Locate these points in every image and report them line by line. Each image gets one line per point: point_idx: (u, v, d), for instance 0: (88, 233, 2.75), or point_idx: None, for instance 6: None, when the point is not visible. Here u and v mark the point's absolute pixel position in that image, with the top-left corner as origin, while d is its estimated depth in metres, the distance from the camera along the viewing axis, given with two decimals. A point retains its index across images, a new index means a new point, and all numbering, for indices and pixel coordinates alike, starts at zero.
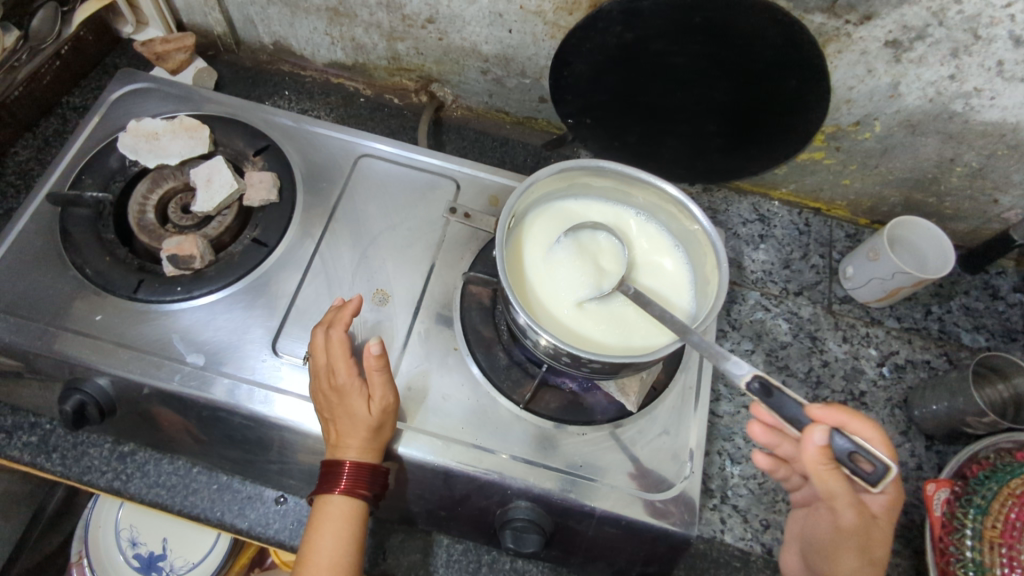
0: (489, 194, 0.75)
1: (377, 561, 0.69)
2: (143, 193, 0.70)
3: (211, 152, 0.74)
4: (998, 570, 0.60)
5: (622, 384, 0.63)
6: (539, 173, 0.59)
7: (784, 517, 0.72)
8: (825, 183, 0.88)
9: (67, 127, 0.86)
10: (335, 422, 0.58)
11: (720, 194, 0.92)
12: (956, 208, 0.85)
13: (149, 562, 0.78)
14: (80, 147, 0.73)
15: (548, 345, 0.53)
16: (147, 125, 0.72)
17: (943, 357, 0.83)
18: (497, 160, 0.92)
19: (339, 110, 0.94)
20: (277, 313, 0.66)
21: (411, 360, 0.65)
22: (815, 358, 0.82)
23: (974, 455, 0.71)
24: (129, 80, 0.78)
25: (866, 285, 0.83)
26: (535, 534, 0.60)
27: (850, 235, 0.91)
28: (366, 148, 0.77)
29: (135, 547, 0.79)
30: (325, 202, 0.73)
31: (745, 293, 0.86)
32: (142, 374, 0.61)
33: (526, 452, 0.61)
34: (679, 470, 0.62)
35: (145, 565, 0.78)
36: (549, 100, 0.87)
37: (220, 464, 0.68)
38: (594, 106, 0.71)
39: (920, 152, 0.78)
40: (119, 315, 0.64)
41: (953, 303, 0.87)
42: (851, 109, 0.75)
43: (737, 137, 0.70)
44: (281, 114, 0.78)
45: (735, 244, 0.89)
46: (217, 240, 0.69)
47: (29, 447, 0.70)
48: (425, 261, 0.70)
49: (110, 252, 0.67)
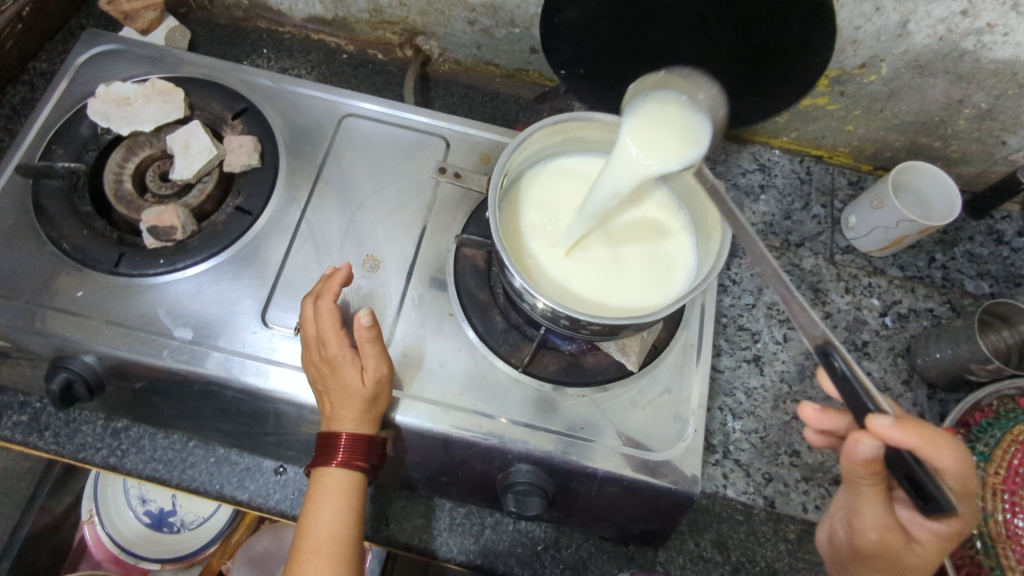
0: (480, 152, 0.72)
1: (380, 527, 0.69)
2: (119, 162, 0.67)
3: (187, 116, 0.70)
4: (1000, 515, 0.61)
5: (622, 345, 0.61)
6: (531, 128, 0.56)
7: (785, 470, 0.72)
8: (828, 130, 0.85)
9: (35, 94, 0.82)
10: (329, 394, 0.57)
11: (719, 144, 0.90)
12: (962, 151, 0.83)
13: (160, 518, 0.80)
14: (49, 115, 0.70)
15: (545, 308, 0.51)
16: (117, 90, 0.69)
17: (946, 305, 0.82)
18: (488, 116, 0.90)
19: (321, 68, 0.90)
20: (265, 282, 0.64)
21: (405, 327, 0.63)
22: (817, 310, 0.81)
23: (977, 402, 0.70)
24: (96, 42, 0.74)
25: (869, 234, 0.81)
26: (537, 497, 0.59)
27: (852, 183, 0.89)
28: (350, 107, 0.73)
29: (144, 503, 0.81)
30: (310, 164, 0.70)
31: (746, 246, 0.84)
32: (129, 351, 0.59)
33: (525, 416, 0.60)
34: (682, 429, 0.62)
35: (155, 521, 0.81)
36: (540, 50, 0.83)
37: (217, 437, 0.67)
38: (585, 55, 0.68)
39: (927, 94, 0.75)
40: (101, 290, 0.62)
41: (957, 250, 0.86)
42: (857, 50, 0.71)
43: (736, 84, 0.66)
44: (258, 74, 0.74)
45: (735, 196, 0.87)
46: (199, 209, 0.66)
47: (21, 427, 0.69)
48: (416, 224, 0.68)
49: (88, 226, 0.64)
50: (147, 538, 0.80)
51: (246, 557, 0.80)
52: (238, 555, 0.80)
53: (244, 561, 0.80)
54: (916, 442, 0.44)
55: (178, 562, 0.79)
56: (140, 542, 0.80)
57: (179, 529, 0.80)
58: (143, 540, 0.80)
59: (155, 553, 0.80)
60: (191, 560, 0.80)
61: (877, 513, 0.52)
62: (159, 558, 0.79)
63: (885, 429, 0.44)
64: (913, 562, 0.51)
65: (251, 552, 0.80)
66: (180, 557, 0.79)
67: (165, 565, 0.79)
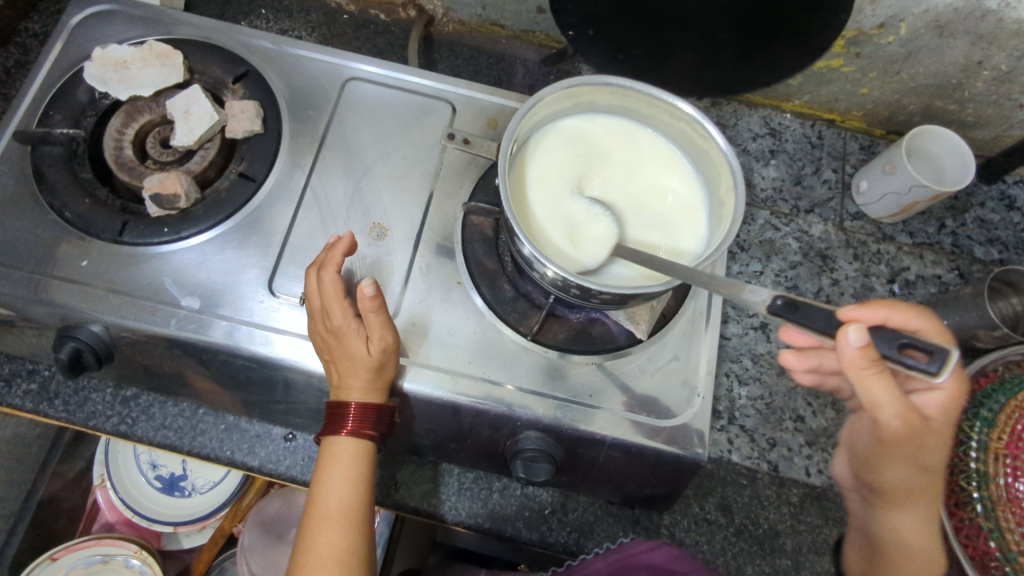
0: (486, 117, 0.70)
1: (389, 492, 0.70)
2: (118, 128, 0.66)
3: (187, 80, 0.68)
4: (1002, 479, 0.62)
5: (631, 313, 0.61)
6: (540, 92, 0.55)
7: (790, 435, 0.72)
8: (841, 93, 0.83)
9: (29, 57, 0.80)
10: (336, 364, 0.57)
11: (729, 108, 0.88)
12: (978, 115, 0.81)
13: (171, 483, 0.82)
14: (45, 79, 0.68)
15: (556, 277, 0.50)
16: (113, 52, 0.67)
17: (955, 271, 0.82)
18: (493, 79, 0.88)
19: (321, 29, 0.88)
20: (271, 251, 0.63)
21: (412, 296, 0.63)
22: (825, 277, 0.80)
23: (981, 367, 0.70)
24: (89, 2, 0.72)
25: (881, 200, 0.80)
26: (546, 463, 0.60)
27: (864, 148, 0.87)
28: (353, 70, 0.71)
29: (155, 468, 0.82)
30: (313, 130, 0.68)
31: (755, 213, 0.83)
32: (137, 320, 0.59)
33: (534, 384, 0.61)
34: (689, 396, 0.62)
35: (167, 486, 0.82)
36: (547, 10, 0.80)
37: (225, 404, 0.68)
38: (595, 16, 0.66)
39: (946, 55, 0.73)
40: (107, 259, 0.61)
41: (968, 216, 0.85)
42: (876, 9, 0.69)
43: (751, 45, 0.65)
44: (259, 36, 0.72)
45: (745, 161, 0.85)
46: (202, 176, 0.65)
47: (30, 395, 0.69)
48: (423, 191, 0.67)
49: (89, 194, 0.63)
50: (158, 502, 0.82)
51: (257, 520, 0.82)
52: (249, 519, 0.82)
53: (256, 524, 0.82)
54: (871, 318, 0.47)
55: (191, 524, 0.81)
56: (152, 506, 0.81)
57: (190, 493, 0.82)
58: (154, 505, 0.81)
59: (168, 516, 0.81)
60: (203, 523, 0.81)
61: (892, 402, 0.50)
62: (172, 521, 0.81)
63: (849, 310, 0.46)
64: (933, 440, 0.54)
65: (261, 516, 0.82)
66: (195, 520, 0.81)
67: (178, 527, 0.81)
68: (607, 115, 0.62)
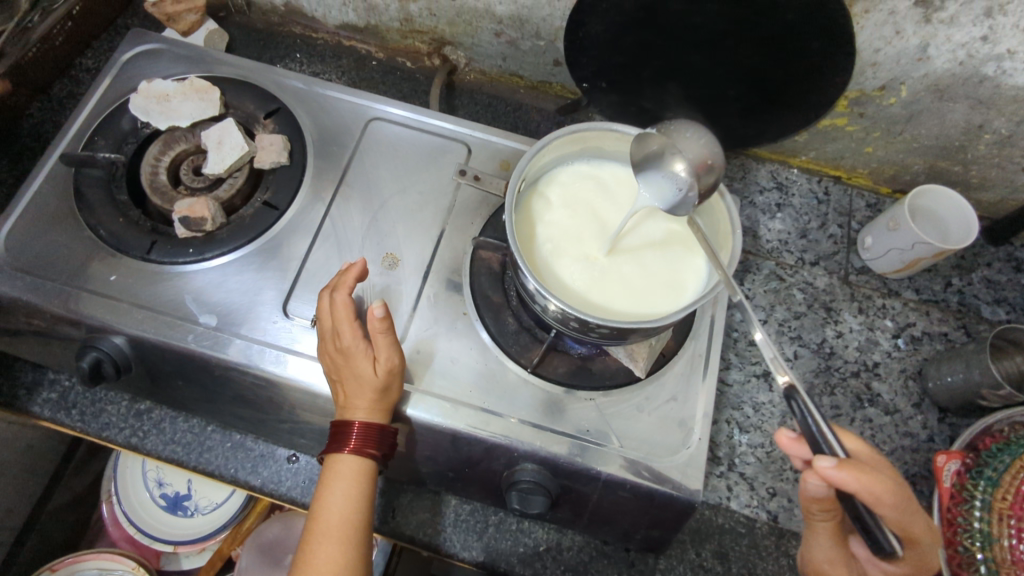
0: (500, 159, 0.74)
1: (387, 519, 0.70)
2: (156, 155, 0.70)
3: (222, 114, 0.73)
4: (1007, 541, 0.60)
5: (631, 350, 0.62)
6: (548, 136, 0.58)
7: (790, 485, 0.72)
8: (846, 151, 0.86)
9: (80, 89, 0.87)
10: (343, 384, 0.58)
11: (737, 161, 0.91)
12: (982, 177, 0.83)
13: (175, 501, 0.83)
14: (93, 108, 0.73)
15: (556, 309, 0.52)
16: (158, 86, 0.72)
17: (961, 329, 0.82)
18: (510, 126, 0.92)
19: (351, 73, 0.93)
20: (288, 275, 0.66)
21: (419, 325, 0.65)
22: (829, 329, 0.81)
23: (988, 428, 0.69)
24: (139, 41, 0.78)
25: (885, 255, 0.81)
26: (541, 495, 0.61)
27: (870, 205, 0.89)
28: (377, 111, 0.76)
29: (161, 486, 0.83)
30: (336, 164, 0.72)
31: (760, 263, 0.85)
32: (156, 334, 0.62)
33: (533, 416, 0.62)
34: (686, 437, 0.62)
35: (171, 504, 0.83)
36: (564, 63, 0.85)
37: (233, 422, 0.70)
38: (607, 69, 0.70)
39: (947, 118, 0.75)
40: (133, 276, 0.65)
41: (975, 276, 0.85)
42: (877, 72, 0.72)
43: (757, 101, 0.68)
44: (292, 77, 0.77)
45: (751, 213, 0.87)
46: (229, 202, 0.69)
47: (50, 403, 0.72)
48: (436, 226, 0.70)
49: (123, 214, 0.67)
50: (160, 521, 0.82)
51: (256, 544, 0.83)
52: (248, 542, 0.83)
53: (254, 547, 0.83)
54: (858, 489, 0.45)
55: (191, 545, 0.82)
56: (154, 525, 0.82)
57: (192, 513, 0.82)
58: (157, 523, 0.82)
59: (170, 534, 0.82)
60: (202, 544, 0.82)
61: (826, 549, 0.56)
62: (173, 540, 0.82)
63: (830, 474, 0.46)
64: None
65: (260, 539, 0.83)
66: (194, 540, 0.81)
67: (178, 546, 0.81)
68: (613, 161, 0.65)
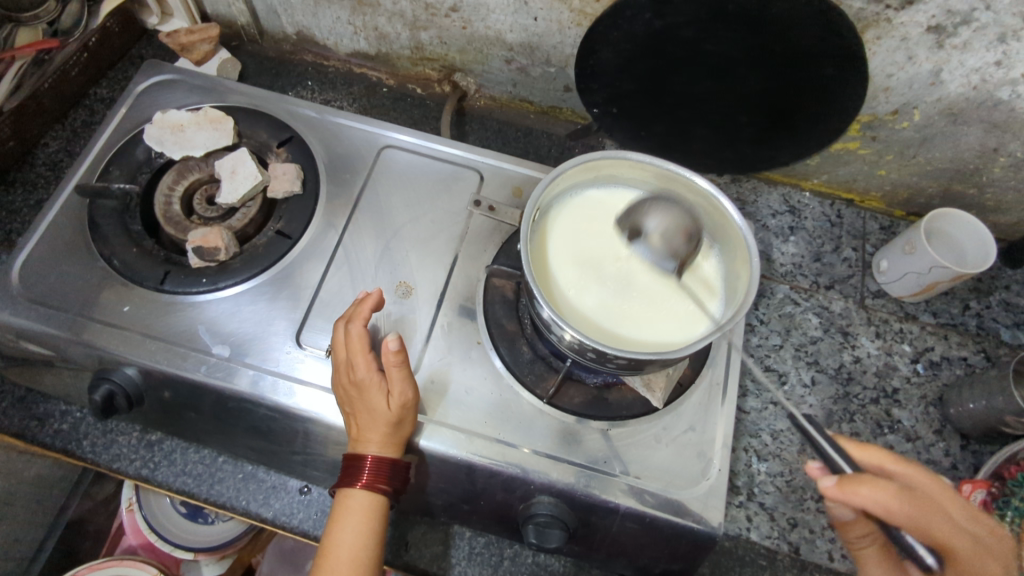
0: (512, 185, 0.74)
1: (400, 552, 0.69)
2: (169, 185, 0.70)
3: (235, 143, 0.73)
4: None
5: (648, 380, 0.61)
6: (563, 164, 0.58)
7: (811, 515, 0.70)
8: (859, 173, 0.86)
9: (94, 118, 0.87)
10: (356, 416, 0.58)
11: (749, 184, 0.91)
12: (998, 200, 0.82)
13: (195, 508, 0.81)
14: (107, 139, 0.74)
15: (572, 340, 0.51)
16: (172, 116, 0.73)
17: (981, 353, 0.80)
18: (520, 150, 0.92)
19: (362, 100, 0.94)
20: (300, 305, 0.66)
21: (432, 354, 0.64)
22: (846, 354, 0.80)
23: (1013, 457, 0.68)
24: (154, 72, 0.78)
25: (901, 279, 0.81)
26: (558, 529, 0.59)
27: (884, 228, 0.88)
28: (388, 139, 0.76)
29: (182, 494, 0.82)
30: (348, 192, 0.72)
31: (775, 287, 0.84)
32: (168, 365, 0.62)
33: (548, 447, 0.61)
34: (705, 468, 0.61)
35: (191, 511, 0.81)
36: (574, 88, 0.86)
37: (244, 452, 0.69)
38: (619, 95, 0.70)
39: (961, 141, 0.75)
40: (146, 306, 0.64)
41: (993, 298, 0.84)
42: (890, 97, 0.72)
43: (769, 127, 0.68)
44: (304, 105, 0.77)
45: (764, 237, 0.87)
46: (242, 231, 0.69)
47: (60, 435, 0.72)
48: (448, 254, 0.70)
49: (137, 244, 0.67)
50: (181, 529, 0.80)
51: (277, 550, 0.82)
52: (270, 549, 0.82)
53: (276, 552, 0.82)
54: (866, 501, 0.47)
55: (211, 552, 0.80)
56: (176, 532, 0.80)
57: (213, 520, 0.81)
58: (179, 530, 0.80)
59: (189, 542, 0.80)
60: (222, 552, 0.80)
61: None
62: (193, 547, 0.79)
63: (833, 491, 0.48)
64: None
65: (282, 546, 0.82)
66: (215, 548, 0.79)
67: (198, 554, 0.79)
68: (628, 188, 0.65)
